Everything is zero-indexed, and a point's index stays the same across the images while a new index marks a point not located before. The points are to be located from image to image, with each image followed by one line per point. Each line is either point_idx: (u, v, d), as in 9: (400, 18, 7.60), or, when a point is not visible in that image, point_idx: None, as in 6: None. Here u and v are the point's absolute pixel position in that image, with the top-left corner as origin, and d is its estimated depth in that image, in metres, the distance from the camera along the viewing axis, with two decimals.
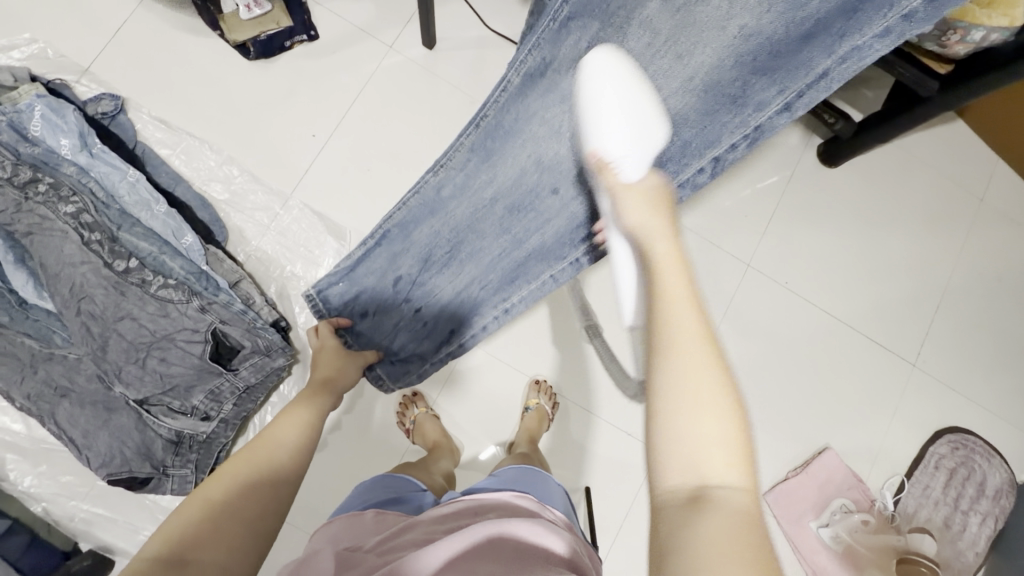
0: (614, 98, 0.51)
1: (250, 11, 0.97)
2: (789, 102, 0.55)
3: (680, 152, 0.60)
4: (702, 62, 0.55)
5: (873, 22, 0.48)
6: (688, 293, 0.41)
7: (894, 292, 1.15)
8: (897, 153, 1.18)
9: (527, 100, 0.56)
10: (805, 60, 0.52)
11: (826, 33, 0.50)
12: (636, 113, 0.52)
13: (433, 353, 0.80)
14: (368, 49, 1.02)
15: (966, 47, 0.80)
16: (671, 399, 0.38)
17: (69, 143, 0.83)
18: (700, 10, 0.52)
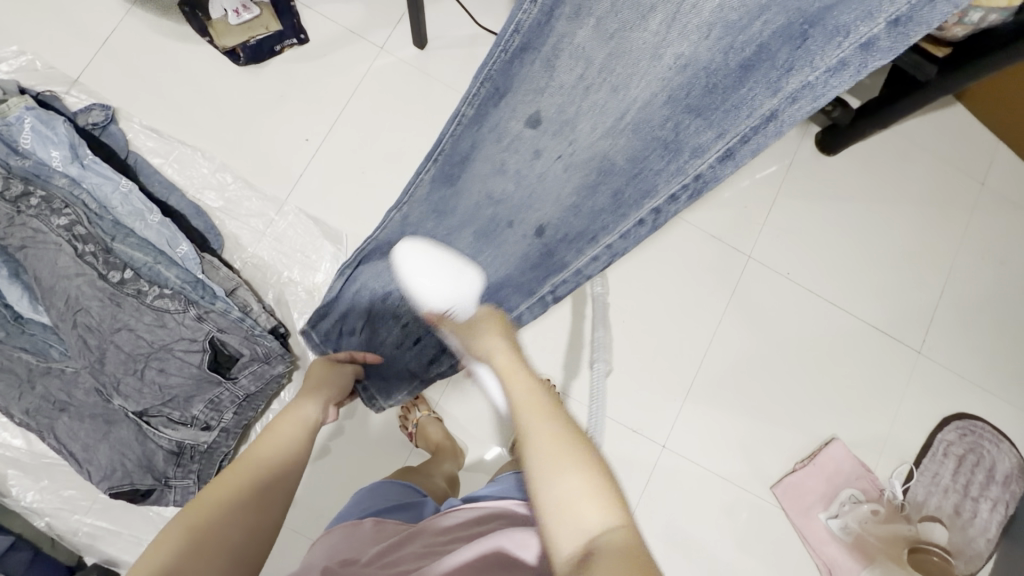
0: (430, 268, 0.64)
1: (238, 16, 0.96)
2: (731, 147, 0.44)
3: (613, 203, 0.52)
4: (636, 96, 0.47)
5: (824, 53, 0.38)
6: (531, 390, 0.55)
7: (896, 280, 1.14)
8: (896, 139, 1.16)
9: (479, 131, 0.54)
10: (747, 98, 0.42)
11: (769, 63, 0.40)
12: (450, 275, 0.64)
13: (423, 370, 0.76)
14: (358, 51, 1.01)
15: (964, 30, 0.79)
16: (539, 470, 0.47)
17: (60, 155, 0.82)
18: (634, 37, 0.45)
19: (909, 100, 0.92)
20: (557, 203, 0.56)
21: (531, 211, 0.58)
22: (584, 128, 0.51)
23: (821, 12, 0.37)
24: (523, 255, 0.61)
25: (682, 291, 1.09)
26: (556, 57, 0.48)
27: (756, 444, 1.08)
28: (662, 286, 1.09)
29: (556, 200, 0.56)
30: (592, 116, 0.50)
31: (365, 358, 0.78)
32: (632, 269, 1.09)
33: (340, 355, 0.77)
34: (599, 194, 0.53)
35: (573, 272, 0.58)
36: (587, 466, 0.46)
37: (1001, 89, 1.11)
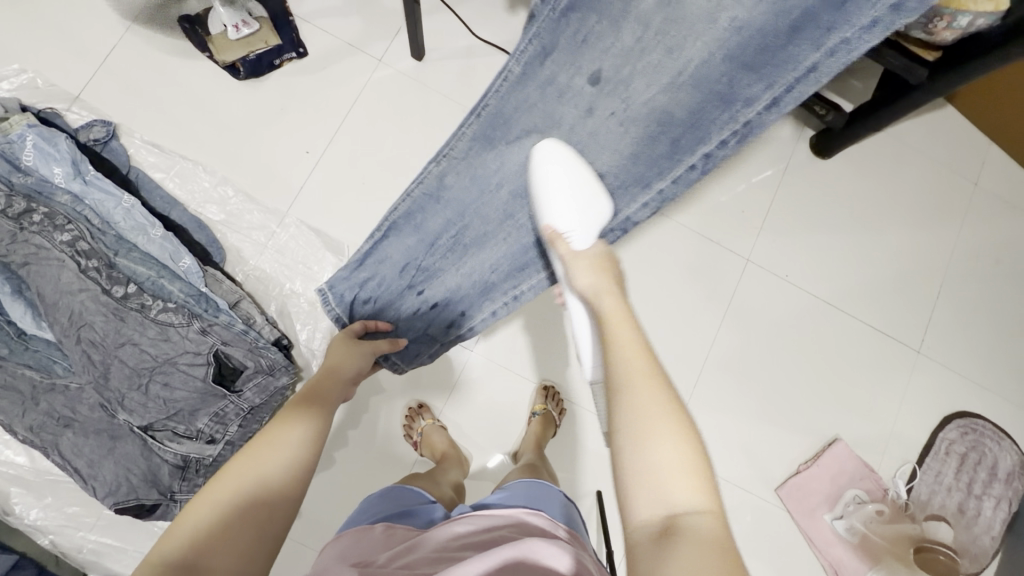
0: (567, 178, 0.58)
1: (238, 31, 0.96)
2: (778, 97, 0.50)
3: (670, 150, 0.57)
4: (692, 56, 0.51)
5: (862, 12, 0.43)
6: (634, 337, 0.50)
7: (894, 280, 1.15)
8: (890, 141, 1.18)
9: (525, 89, 0.54)
10: (793, 54, 0.47)
11: (814, 24, 0.45)
12: (582, 197, 0.58)
13: (444, 335, 0.78)
14: (357, 64, 1.02)
15: (952, 34, 0.80)
16: (631, 430, 0.44)
17: (62, 172, 0.83)
18: (691, 3, 0.48)
19: (901, 103, 0.94)
20: (614, 154, 0.59)
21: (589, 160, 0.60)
22: (639, 85, 0.54)
23: None
24: None
25: (683, 294, 1.10)
26: (624, 14, 0.49)
27: (759, 445, 1.08)
28: (662, 290, 1.10)
29: (613, 150, 0.59)
30: (648, 75, 0.53)
31: (378, 327, 0.76)
32: (633, 273, 1.09)
33: (352, 328, 0.74)
34: (659, 142, 0.57)
35: (623, 218, 0.64)
36: (688, 441, 0.44)
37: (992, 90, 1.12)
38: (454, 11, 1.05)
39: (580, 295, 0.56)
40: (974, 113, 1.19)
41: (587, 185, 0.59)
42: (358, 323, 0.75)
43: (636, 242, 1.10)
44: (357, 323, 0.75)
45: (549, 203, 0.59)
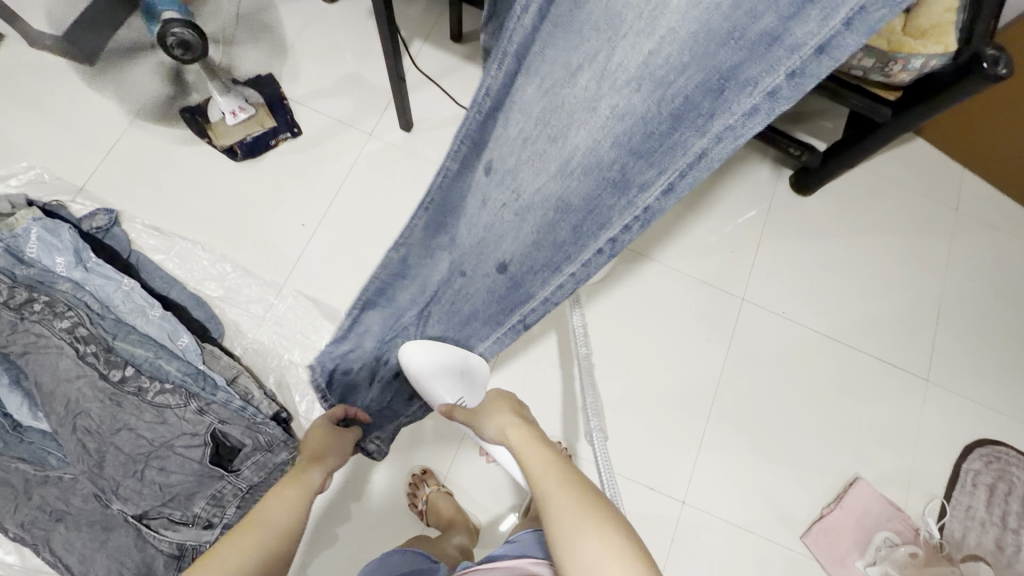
0: (437, 375, 0.69)
1: (235, 116, 1.01)
2: (672, 182, 0.41)
3: (573, 235, 0.50)
4: (577, 144, 0.44)
5: (739, 100, 0.35)
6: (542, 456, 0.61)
7: (891, 309, 1.15)
8: (866, 176, 1.22)
9: (467, 181, 0.53)
10: (678, 142, 0.39)
11: (694, 113, 0.37)
12: (457, 379, 0.70)
13: (406, 407, 0.81)
14: (349, 139, 1.07)
15: (909, 76, 0.86)
16: (560, 539, 0.50)
17: (65, 260, 0.85)
18: (567, 91, 0.42)
19: (873, 141, 0.98)
20: (518, 241, 0.54)
21: (490, 252, 0.57)
22: (524, 176, 0.49)
23: (733, 63, 0.34)
24: (491, 291, 0.61)
25: (683, 337, 1.10)
26: (513, 113, 0.46)
27: (780, 490, 1.04)
28: (660, 334, 1.09)
29: (515, 238, 0.54)
30: (537, 165, 0.48)
31: (357, 416, 0.78)
32: (630, 320, 1.10)
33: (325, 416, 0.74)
34: (559, 228, 0.50)
35: (541, 301, 0.58)
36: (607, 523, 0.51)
37: (957, 121, 1.17)
38: (440, 85, 1.11)
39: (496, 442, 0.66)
40: (942, 146, 1.24)
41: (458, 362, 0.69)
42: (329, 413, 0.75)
43: (629, 290, 1.11)
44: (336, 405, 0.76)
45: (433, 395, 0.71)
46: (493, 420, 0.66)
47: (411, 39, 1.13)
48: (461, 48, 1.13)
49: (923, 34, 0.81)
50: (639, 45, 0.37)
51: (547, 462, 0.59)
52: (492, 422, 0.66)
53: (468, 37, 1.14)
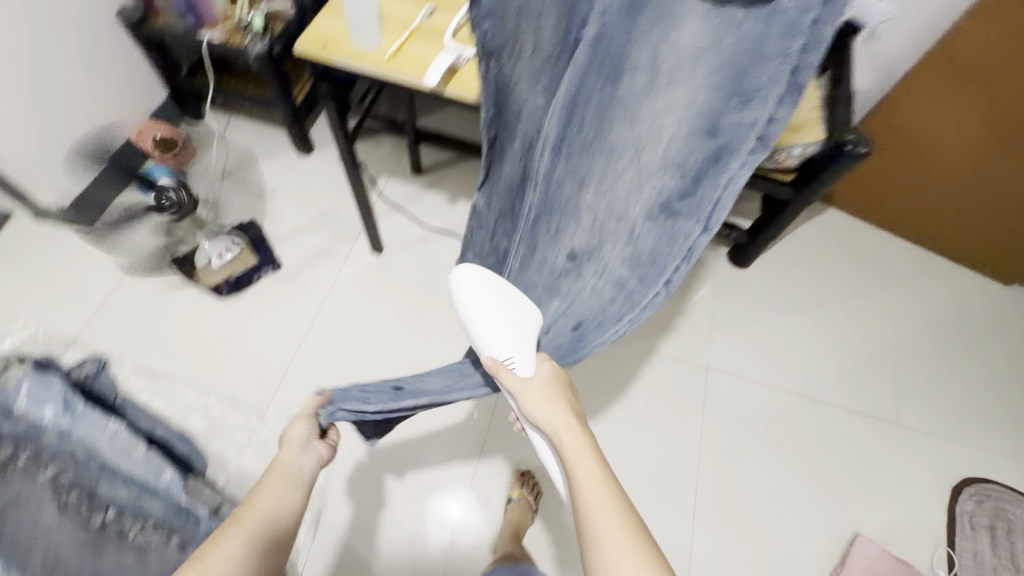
0: (492, 301, 0.63)
1: (221, 258, 1.13)
2: (706, 222, 0.58)
3: (639, 283, 0.63)
4: (633, 218, 0.61)
5: (731, 159, 0.55)
6: (591, 452, 0.52)
7: (848, 360, 1.22)
8: (797, 245, 1.35)
9: (526, 272, 0.70)
10: (700, 197, 0.58)
11: (705, 176, 0.57)
12: (515, 321, 0.63)
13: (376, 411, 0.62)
14: (326, 266, 1.18)
15: (795, 161, 1.02)
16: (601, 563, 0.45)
17: (52, 410, 0.83)
18: (616, 184, 0.61)
19: (783, 218, 1.12)
20: (593, 305, 0.66)
21: (572, 312, 0.67)
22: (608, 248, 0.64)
23: (722, 141, 0.55)
24: (568, 352, 0.64)
25: (659, 413, 1.14)
26: (580, 209, 0.65)
27: (784, 560, 1.02)
28: (637, 413, 1.14)
29: (593, 302, 0.66)
30: (609, 241, 0.64)
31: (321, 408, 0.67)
32: (605, 403, 1.14)
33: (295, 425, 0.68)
34: (629, 277, 0.63)
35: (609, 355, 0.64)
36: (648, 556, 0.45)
37: (857, 191, 1.34)
38: (406, 212, 1.26)
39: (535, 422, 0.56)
40: (863, 216, 1.39)
41: (513, 301, 0.65)
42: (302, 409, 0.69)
43: (599, 374, 1.17)
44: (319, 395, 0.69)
45: (484, 333, 0.61)
46: (539, 409, 0.56)
47: (378, 177, 1.29)
48: (422, 178, 1.30)
49: (799, 128, 1.00)
50: (654, 152, 0.58)
51: (598, 473, 0.50)
52: (541, 411, 0.56)
53: (427, 169, 1.31)
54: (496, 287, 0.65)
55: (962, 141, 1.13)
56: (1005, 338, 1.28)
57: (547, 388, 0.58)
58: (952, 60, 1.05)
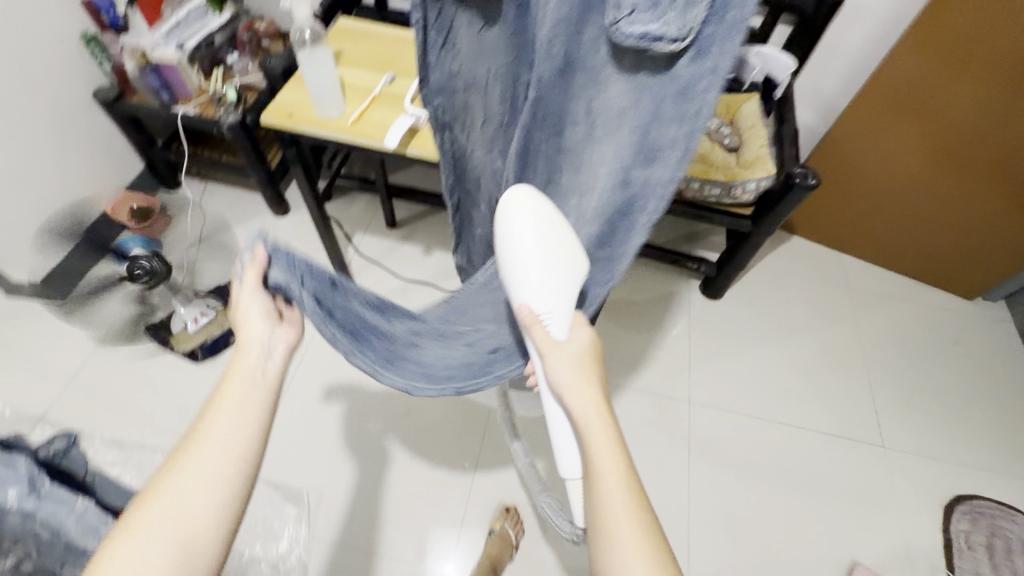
0: (539, 255, 0.53)
1: (197, 322, 1.13)
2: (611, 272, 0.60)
3: None
4: None
5: (640, 216, 0.56)
6: (604, 419, 0.51)
7: (827, 384, 1.24)
8: (766, 273, 1.39)
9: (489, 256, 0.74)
10: (610, 244, 0.59)
11: (616, 228, 0.58)
12: (557, 280, 0.54)
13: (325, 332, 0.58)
14: (303, 324, 1.18)
15: (751, 195, 1.06)
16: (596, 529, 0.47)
17: (16, 490, 0.69)
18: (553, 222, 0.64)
19: (749, 248, 1.16)
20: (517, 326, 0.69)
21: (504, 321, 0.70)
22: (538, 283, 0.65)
23: (633, 197, 0.55)
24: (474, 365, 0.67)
25: (645, 450, 1.13)
26: None
27: None
28: None
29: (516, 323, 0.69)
30: None
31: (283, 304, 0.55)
32: None
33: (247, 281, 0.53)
34: None
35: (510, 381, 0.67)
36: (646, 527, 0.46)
37: (816, 219, 1.40)
38: (382, 265, 1.28)
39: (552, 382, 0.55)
40: (823, 241, 1.44)
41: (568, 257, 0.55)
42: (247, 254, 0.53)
43: None
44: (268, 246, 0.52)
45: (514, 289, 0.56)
46: (568, 388, 0.53)
47: (354, 233, 1.32)
48: (397, 232, 1.33)
49: (751, 165, 1.06)
50: (588, 200, 0.59)
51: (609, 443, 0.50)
52: (567, 393, 0.53)
53: (401, 223, 1.34)
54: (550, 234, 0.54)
55: (905, 168, 1.20)
56: (975, 352, 1.31)
57: (579, 362, 0.55)
58: (891, 95, 1.11)
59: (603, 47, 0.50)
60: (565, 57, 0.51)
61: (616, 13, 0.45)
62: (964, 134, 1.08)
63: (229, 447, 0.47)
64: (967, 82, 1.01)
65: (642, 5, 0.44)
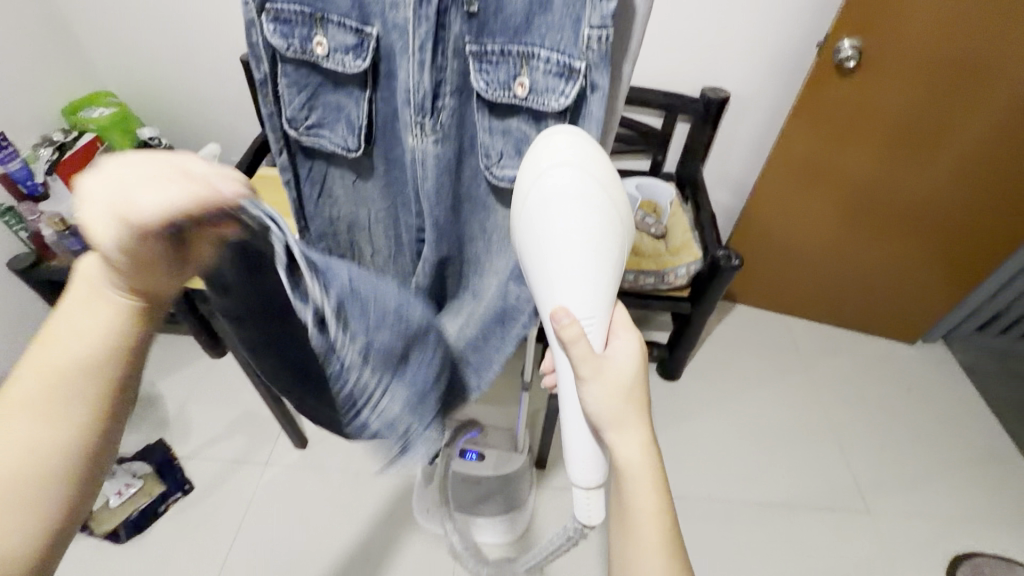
0: (574, 240, 0.40)
1: (120, 495, 1.01)
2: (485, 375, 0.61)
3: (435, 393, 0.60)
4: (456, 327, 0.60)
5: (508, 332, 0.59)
6: (646, 452, 0.47)
7: (801, 453, 1.21)
8: (718, 345, 1.41)
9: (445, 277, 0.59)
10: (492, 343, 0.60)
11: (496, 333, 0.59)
12: (595, 280, 0.41)
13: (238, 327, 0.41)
14: (245, 476, 1.08)
15: (684, 279, 1.10)
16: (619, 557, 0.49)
17: None
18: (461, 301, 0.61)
19: (697, 324, 1.15)
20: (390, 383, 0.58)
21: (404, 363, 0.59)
22: (450, 319, 0.60)
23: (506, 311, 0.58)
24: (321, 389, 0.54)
25: None
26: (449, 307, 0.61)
27: None
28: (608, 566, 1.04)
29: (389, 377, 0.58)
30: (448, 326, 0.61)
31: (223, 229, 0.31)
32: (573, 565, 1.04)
33: (144, 213, 0.28)
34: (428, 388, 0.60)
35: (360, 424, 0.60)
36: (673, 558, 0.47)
37: (753, 288, 1.45)
38: None
39: (586, 406, 0.46)
40: (764, 304, 1.49)
41: (609, 247, 0.41)
42: (170, 179, 0.28)
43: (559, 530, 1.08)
44: (242, 181, 0.30)
45: (534, 269, 0.43)
46: (615, 432, 0.46)
47: None
48: None
49: (679, 251, 1.13)
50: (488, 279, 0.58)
51: (649, 479, 0.47)
52: (610, 430, 0.46)
53: None
54: (597, 213, 0.39)
55: (821, 230, 1.27)
56: (931, 399, 1.33)
57: (628, 388, 0.46)
58: (794, 165, 1.17)
59: (484, 183, 0.51)
60: (453, 197, 0.50)
61: (487, 161, 0.48)
62: (875, 187, 1.16)
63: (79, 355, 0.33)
64: (848, 144, 1.10)
65: (508, 152, 0.47)
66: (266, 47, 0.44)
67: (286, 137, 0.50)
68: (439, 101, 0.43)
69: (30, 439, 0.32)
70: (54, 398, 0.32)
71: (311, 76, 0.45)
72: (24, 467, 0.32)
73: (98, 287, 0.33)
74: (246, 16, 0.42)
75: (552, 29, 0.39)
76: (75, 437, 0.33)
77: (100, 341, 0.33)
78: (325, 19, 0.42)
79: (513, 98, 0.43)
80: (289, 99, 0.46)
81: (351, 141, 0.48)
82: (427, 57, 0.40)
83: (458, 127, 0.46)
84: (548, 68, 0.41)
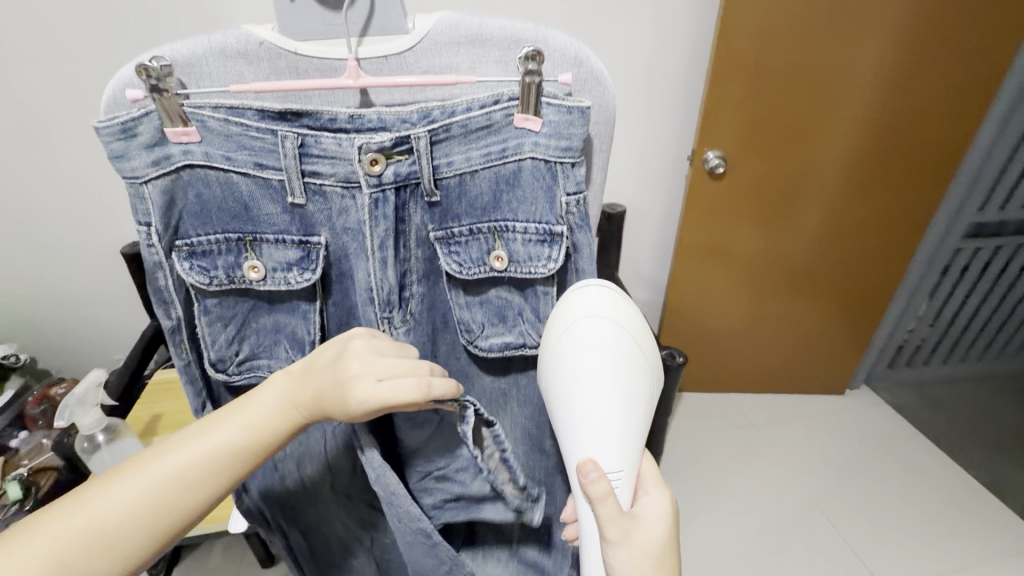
0: (604, 390, 0.38)
1: None
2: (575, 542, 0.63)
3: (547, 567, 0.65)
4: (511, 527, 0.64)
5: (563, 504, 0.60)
6: None
7: (798, 539, 1.16)
8: (680, 441, 1.38)
9: None
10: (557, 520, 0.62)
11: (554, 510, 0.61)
12: (628, 427, 0.39)
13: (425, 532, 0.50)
14: None
15: None
16: None
17: None
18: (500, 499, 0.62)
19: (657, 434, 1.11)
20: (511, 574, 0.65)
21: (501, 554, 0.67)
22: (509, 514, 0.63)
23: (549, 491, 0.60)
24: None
25: None
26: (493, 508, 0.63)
27: None
28: None
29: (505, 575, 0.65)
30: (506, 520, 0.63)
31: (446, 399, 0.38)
32: None
33: (406, 393, 0.36)
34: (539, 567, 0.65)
35: None
36: None
37: (694, 376, 1.48)
38: None
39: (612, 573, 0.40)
40: (710, 389, 1.52)
41: (639, 394, 0.39)
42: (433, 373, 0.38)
43: None
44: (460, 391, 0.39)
45: (561, 420, 0.40)
46: None
47: None
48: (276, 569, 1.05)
49: None
50: None
51: None
52: None
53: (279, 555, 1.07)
54: (627, 360, 0.38)
55: (738, 311, 1.36)
56: (882, 445, 1.38)
57: (661, 558, 0.39)
58: (699, 253, 1.25)
59: (464, 353, 0.51)
60: None
61: (470, 335, 0.47)
62: (768, 262, 1.28)
63: (230, 446, 0.39)
64: (742, 227, 1.22)
65: (489, 320, 0.47)
66: (178, 289, 0.41)
67: (207, 384, 0.47)
68: (407, 291, 0.43)
69: (172, 487, 0.38)
70: (208, 466, 0.38)
71: (239, 304, 0.43)
72: (164, 505, 0.38)
73: (294, 391, 0.40)
74: (151, 261, 0.40)
75: (524, 203, 0.41)
76: (203, 503, 0.39)
77: (264, 429, 0.39)
78: (256, 240, 0.41)
79: (492, 271, 0.43)
80: (212, 339, 0.43)
81: (297, 358, 0.46)
82: (389, 254, 0.41)
83: (429, 309, 0.46)
84: (528, 238, 0.42)
